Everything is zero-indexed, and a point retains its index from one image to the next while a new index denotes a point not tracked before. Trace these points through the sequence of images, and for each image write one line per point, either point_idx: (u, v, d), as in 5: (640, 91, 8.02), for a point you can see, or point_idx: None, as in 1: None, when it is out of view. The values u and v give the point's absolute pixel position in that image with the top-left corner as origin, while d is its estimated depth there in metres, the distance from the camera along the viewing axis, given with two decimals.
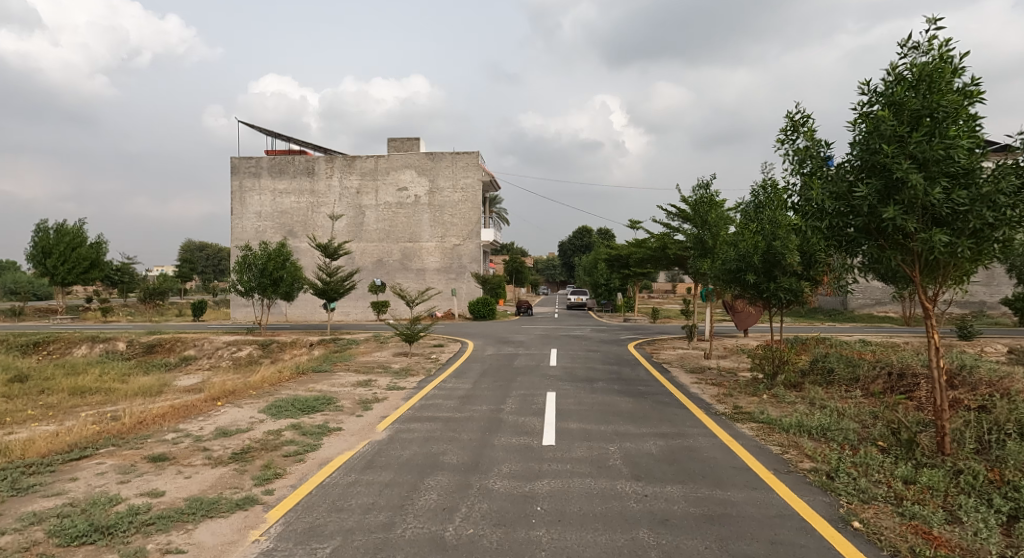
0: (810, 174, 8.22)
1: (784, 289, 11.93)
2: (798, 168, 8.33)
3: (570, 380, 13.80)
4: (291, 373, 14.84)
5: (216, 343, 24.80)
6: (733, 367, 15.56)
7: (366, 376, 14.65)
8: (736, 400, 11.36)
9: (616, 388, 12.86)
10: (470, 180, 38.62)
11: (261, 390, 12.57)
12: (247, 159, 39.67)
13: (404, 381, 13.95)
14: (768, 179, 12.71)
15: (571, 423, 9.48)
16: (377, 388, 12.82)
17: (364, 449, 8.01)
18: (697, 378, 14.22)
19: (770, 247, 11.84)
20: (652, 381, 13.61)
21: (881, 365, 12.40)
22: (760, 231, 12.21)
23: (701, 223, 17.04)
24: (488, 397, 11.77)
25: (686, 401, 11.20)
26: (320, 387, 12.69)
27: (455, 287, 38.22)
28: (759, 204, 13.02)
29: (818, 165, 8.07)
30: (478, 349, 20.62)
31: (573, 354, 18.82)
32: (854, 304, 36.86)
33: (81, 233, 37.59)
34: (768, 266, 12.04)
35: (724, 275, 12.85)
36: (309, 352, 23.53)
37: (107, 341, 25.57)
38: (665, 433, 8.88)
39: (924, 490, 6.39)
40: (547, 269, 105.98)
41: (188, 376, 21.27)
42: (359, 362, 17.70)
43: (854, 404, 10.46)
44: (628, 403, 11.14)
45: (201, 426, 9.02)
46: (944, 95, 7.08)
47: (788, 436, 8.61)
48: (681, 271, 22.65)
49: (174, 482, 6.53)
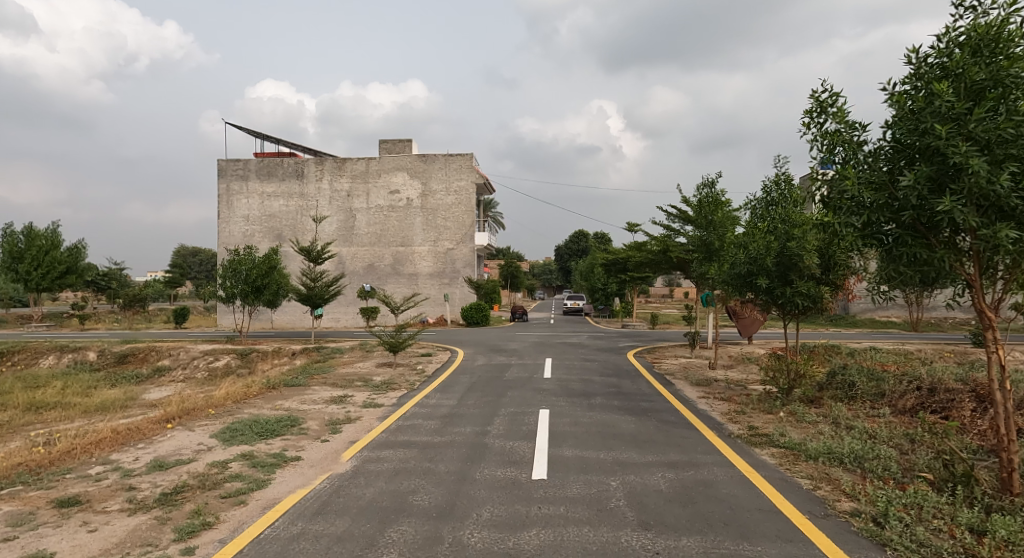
0: (842, 161, 6.93)
1: (801, 295, 10.66)
2: (828, 155, 7.02)
3: (565, 395, 12.58)
4: (261, 388, 13.63)
5: (192, 352, 23.54)
6: (742, 378, 14.39)
7: (342, 391, 13.43)
8: (750, 419, 10.14)
9: (615, 404, 11.67)
10: (464, 183, 37.50)
11: (223, 409, 11.34)
12: (234, 162, 38.45)
13: (383, 397, 12.72)
14: (781, 174, 11.39)
15: (565, 450, 8.27)
16: (352, 406, 11.61)
17: (320, 488, 6.80)
18: (704, 391, 13.03)
19: (786, 249, 10.54)
20: (655, 396, 12.43)
21: (909, 379, 11.20)
22: (773, 231, 10.90)
23: (706, 224, 15.87)
24: (474, 416, 10.56)
25: (695, 421, 9.98)
26: (289, 405, 11.47)
27: (447, 292, 36.97)
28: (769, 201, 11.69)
29: (852, 150, 6.78)
30: (469, 358, 19.43)
31: (567, 364, 17.62)
32: (856, 308, 35.81)
33: (57, 236, 36.43)
34: (784, 269, 10.76)
35: (733, 280, 11.48)
36: (290, 362, 22.29)
37: (79, 351, 24.34)
38: (674, 462, 7.67)
39: (1001, 545, 5.20)
40: (543, 273, 104.71)
41: (158, 389, 20.02)
42: (340, 374, 16.47)
43: (885, 424, 9.28)
44: (630, 423, 9.93)
45: (136, 456, 7.80)
46: (1012, 62, 6.00)
47: (817, 467, 7.37)
48: (683, 276, 21.48)
49: (73, 540, 5.35)
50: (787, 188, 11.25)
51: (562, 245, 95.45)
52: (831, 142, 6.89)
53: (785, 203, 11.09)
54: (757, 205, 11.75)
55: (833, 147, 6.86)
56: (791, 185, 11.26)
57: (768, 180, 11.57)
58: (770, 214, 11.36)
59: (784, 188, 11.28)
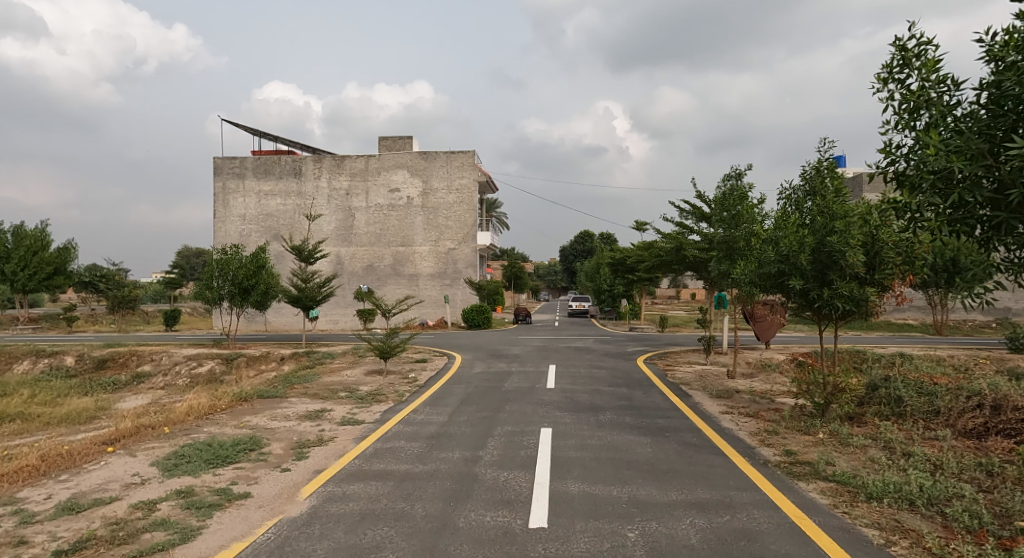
0: (925, 127, 5.53)
1: (842, 298, 9.16)
2: (908, 119, 5.62)
3: (570, 410, 11.17)
4: (231, 401, 12.25)
5: (175, 357, 22.22)
6: (767, 390, 12.95)
7: (322, 404, 12.05)
8: (787, 442, 8.71)
9: (627, 421, 10.26)
10: (466, 181, 36.11)
11: (181, 427, 9.96)
12: (230, 159, 37.18)
13: (365, 411, 11.31)
14: (824, 159, 9.94)
15: (570, 485, 6.87)
16: (328, 423, 10.22)
17: (262, 541, 5.45)
18: (726, 405, 11.60)
19: (827, 244, 9.04)
20: (672, 411, 11.00)
21: (968, 395, 9.72)
22: (810, 223, 9.41)
23: (729, 220, 14.54)
24: (466, 437, 9.15)
25: (722, 445, 8.55)
26: (255, 423, 10.07)
27: (448, 294, 35.62)
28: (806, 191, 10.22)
29: (940, 112, 5.41)
30: (466, 365, 18.05)
31: (573, 372, 16.21)
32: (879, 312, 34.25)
33: (45, 236, 35.24)
34: (822, 267, 9.27)
35: (762, 279, 9.96)
36: (278, 369, 20.97)
37: (56, 356, 23.07)
38: (705, 502, 6.26)
39: None
40: (549, 274, 103.44)
41: (133, 399, 18.70)
42: (325, 383, 15.11)
43: (948, 449, 7.83)
44: (646, 447, 8.52)
45: (49, 494, 6.46)
46: None
47: (881, 510, 5.93)
48: (698, 277, 20.06)
49: None
50: (830, 175, 9.78)
51: (568, 246, 94.18)
52: (913, 101, 5.52)
53: (828, 192, 9.62)
54: (792, 196, 10.30)
55: (916, 108, 5.51)
56: (834, 171, 9.81)
57: (806, 167, 10.11)
58: (809, 205, 9.90)
59: (826, 174, 9.81)
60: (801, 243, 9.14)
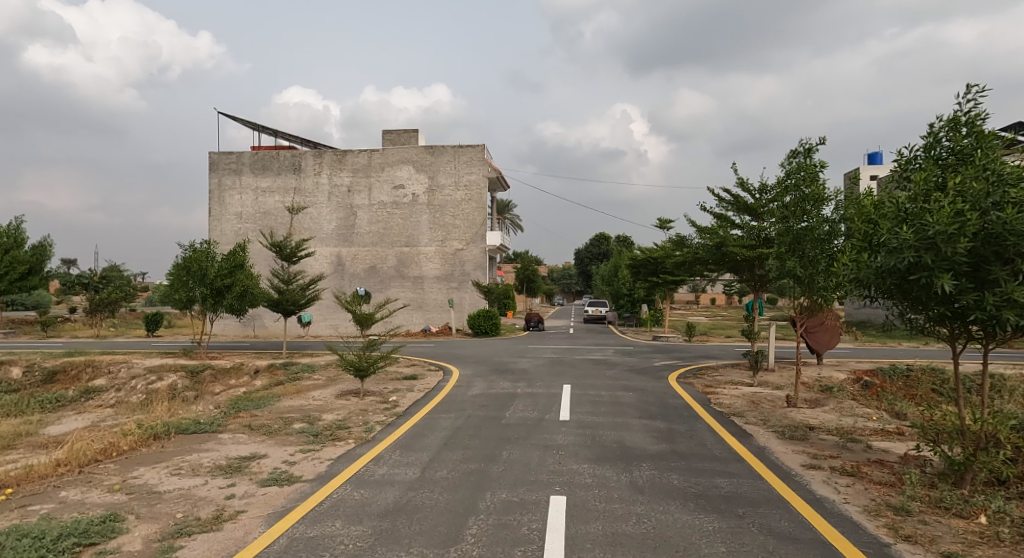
0: None
1: (1013, 308, 6.43)
2: None
3: (593, 460, 8.05)
4: (143, 437, 9.23)
5: (134, 370, 19.29)
6: (853, 429, 9.78)
7: (259, 446, 9.00)
8: (935, 534, 5.60)
9: (676, 482, 7.12)
10: (475, 177, 33.02)
11: (35, 486, 6.94)
12: (226, 155, 34.42)
13: (308, 459, 8.23)
14: (967, 111, 7.20)
15: None
16: (245, 483, 7.11)
17: None
18: (807, 453, 8.46)
19: (997, 225, 6.31)
20: (734, 464, 7.86)
21: None
22: (964, 197, 6.65)
23: (794, 208, 11.52)
24: (439, 516, 6.11)
25: (835, 538, 5.57)
26: (141, 482, 7.02)
27: (454, 298, 32.57)
28: (935, 151, 7.37)
29: None
30: (465, 383, 14.98)
31: (592, 395, 13.03)
32: None
33: (21, 234, 32.69)
34: (979, 259, 6.53)
35: (878, 271, 7.08)
36: (248, 385, 17.95)
37: (2, 367, 20.27)
38: None
39: None
40: (563, 278, 100.74)
41: (67, 421, 15.71)
42: (283, 408, 12.06)
43: None
44: (715, 545, 5.47)
45: None
46: None
47: None
48: (740, 280, 16.84)
49: None
50: (980, 132, 7.03)
51: (583, 249, 91.23)
52: None
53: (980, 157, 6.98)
54: (918, 163, 7.46)
55: None
56: (979, 130, 7.07)
57: (941, 120, 7.36)
58: (948, 172, 7.14)
59: (972, 132, 7.09)
60: (954, 219, 6.39)
